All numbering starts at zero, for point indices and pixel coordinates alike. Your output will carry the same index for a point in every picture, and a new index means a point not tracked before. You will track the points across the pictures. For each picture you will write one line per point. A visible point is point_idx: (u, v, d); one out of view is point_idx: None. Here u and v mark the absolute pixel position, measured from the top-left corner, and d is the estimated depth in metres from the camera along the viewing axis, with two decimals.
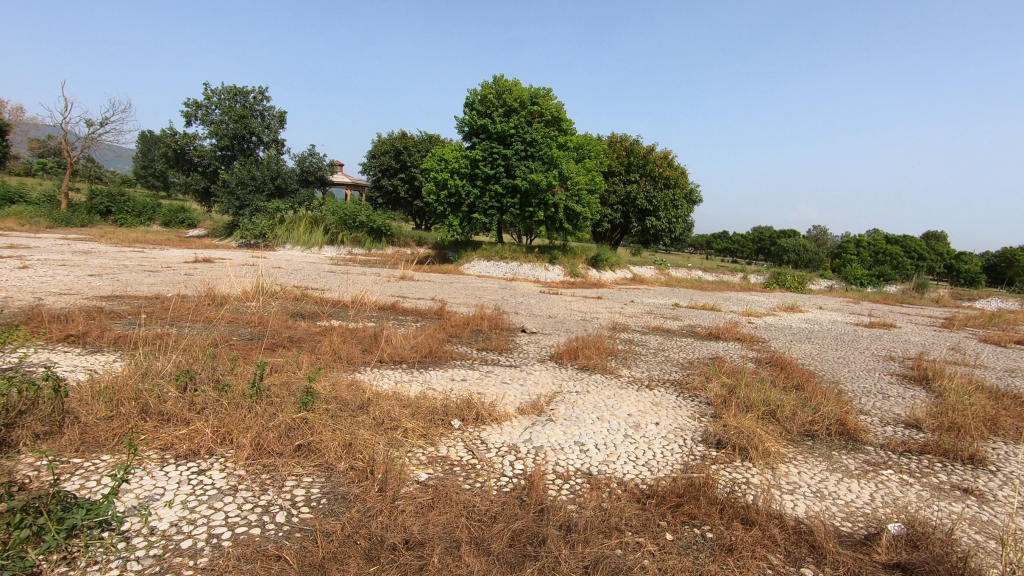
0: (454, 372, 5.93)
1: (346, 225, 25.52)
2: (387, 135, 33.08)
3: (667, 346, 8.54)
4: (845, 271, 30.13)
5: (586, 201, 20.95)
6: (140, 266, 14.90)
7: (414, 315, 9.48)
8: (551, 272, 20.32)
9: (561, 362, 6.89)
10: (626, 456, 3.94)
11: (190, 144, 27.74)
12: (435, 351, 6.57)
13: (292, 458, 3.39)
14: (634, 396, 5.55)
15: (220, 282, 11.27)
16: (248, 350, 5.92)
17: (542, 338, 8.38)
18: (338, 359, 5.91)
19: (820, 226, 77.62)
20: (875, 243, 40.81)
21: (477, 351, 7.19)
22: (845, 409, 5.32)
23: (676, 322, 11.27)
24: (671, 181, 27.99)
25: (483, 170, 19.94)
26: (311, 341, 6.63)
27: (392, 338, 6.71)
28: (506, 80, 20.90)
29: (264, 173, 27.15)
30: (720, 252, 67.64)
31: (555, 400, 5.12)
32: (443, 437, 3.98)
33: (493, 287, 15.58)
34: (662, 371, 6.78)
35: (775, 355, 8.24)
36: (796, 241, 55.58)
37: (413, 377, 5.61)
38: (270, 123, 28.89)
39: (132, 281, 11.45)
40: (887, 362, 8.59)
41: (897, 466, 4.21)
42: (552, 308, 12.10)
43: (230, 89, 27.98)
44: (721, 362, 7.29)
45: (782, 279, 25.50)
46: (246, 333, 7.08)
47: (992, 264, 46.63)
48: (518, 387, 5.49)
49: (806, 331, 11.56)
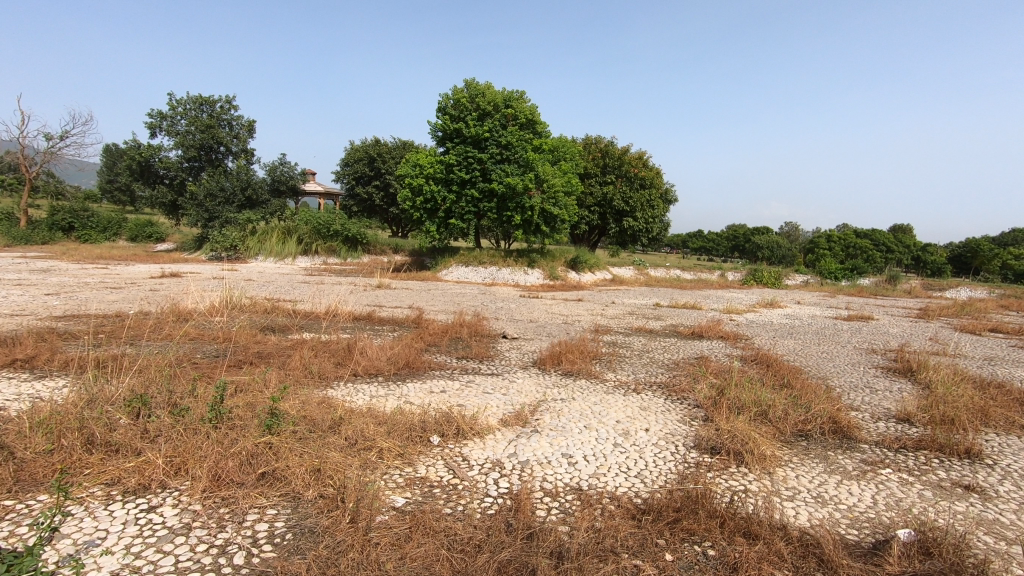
0: (433, 384, 5.65)
1: (320, 234, 24.97)
2: (360, 143, 32.61)
3: (652, 347, 8.38)
4: (819, 265, 30.60)
5: (563, 203, 20.84)
6: (102, 283, 14.23)
7: (391, 324, 9.17)
8: (531, 276, 20.16)
9: (545, 368, 6.65)
10: (617, 467, 3.72)
11: (156, 156, 26.91)
12: (413, 362, 6.29)
13: (253, 489, 3.08)
14: (621, 401, 5.34)
15: (186, 297, 10.76)
16: (212, 369, 5.54)
17: (524, 344, 8.14)
18: (309, 375, 5.59)
19: (792, 222, 79.16)
20: (846, 237, 41.59)
21: (457, 360, 6.91)
22: (836, 406, 5.19)
23: (658, 322, 11.16)
24: (647, 181, 28.08)
25: (458, 175, 19.69)
26: (281, 357, 6.28)
27: (367, 349, 6.40)
28: (478, 83, 20.72)
29: (233, 183, 26.41)
30: (696, 251, 68.42)
31: (539, 409, 4.89)
32: (422, 456, 3.71)
33: (472, 293, 15.30)
34: (649, 373, 6.61)
35: (761, 352, 8.13)
36: (769, 237, 56.48)
37: (389, 391, 5.31)
38: (239, 133, 28.20)
39: (92, 300, 10.87)
40: (870, 355, 8.58)
41: (894, 464, 4.07)
42: (533, 312, 11.87)
43: (195, 99, 27.21)
44: (707, 362, 7.15)
45: (759, 276, 25.71)
46: (211, 351, 6.68)
47: (957, 253, 48.01)
48: (501, 397, 5.24)
49: (787, 326, 11.55)
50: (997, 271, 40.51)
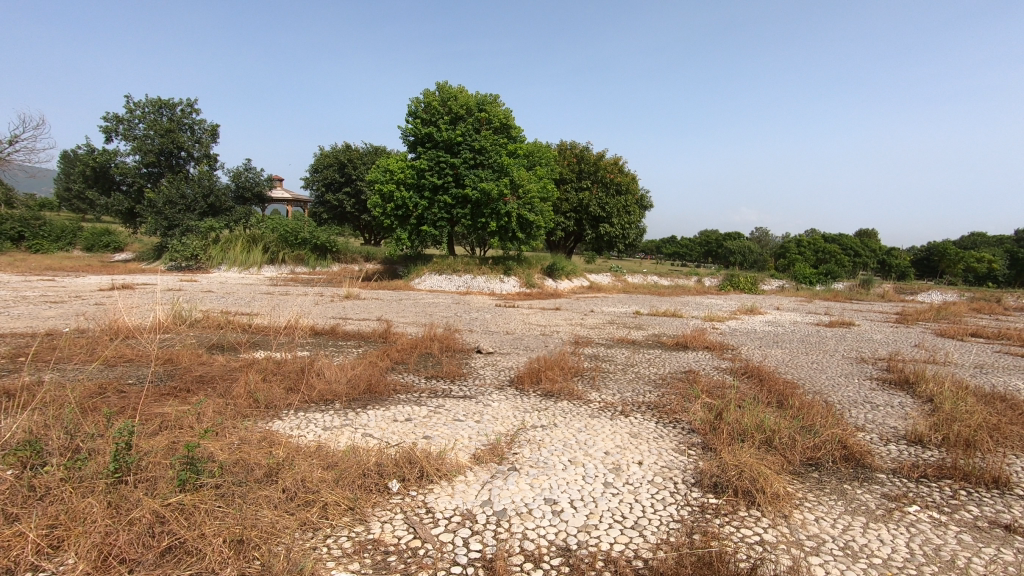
0: (397, 411, 5.00)
1: (288, 242, 24.05)
2: (330, 148, 31.70)
3: (636, 360, 7.88)
4: (793, 270, 30.75)
5: (538, 209, 20.37)
6: (43, 296, 13.14)
7: (356, 339, 8.47)
8: (507, 284, 19.62)
9: (523, 389, 6.04)
10: (611, 516, 3.13)
11: (111, 161, 25.55)
12: (376, 386, 5.60)
13: (154, 570, 2.40)
14: (607, 427, 4.77)
15: (131, 312, 9.84)
16: (137, 401, 4.78)
17: (500, 360, 7.51)
18: (253, 405, 4.87)
19: (761, 228, 80.54)
20: (815, 242, 42.09)
21: (426, 381, 6.26)
22: (844, 429, 4.71)
23: (640, 331, 10.70)
24: (623, 187, 27.84)
25: (430, 180, 19.02)
26: (224, 381, 5.55)
27: (324, 371, 5.72)
28: (450, 86, 20.14)
29: (195, 190, 25.08)
30: (670, 256, 68.84)
31: (517, 441, 4.28)
32: (377, 510, 3.07)
33: (446, 303, 14.67)
34: (636, 391, 6.07)
35: (750, 364, 7.67)
36: (741, 243, 57.16)
37: (345, 422, 4.64)
38: (201, 137, 27.01)
39: (25, 316, 9.87)
40: (860, 365, 8.22)
41: (921, 500, 3.57)
42: (509, 323, 11.27)
43: (154, 101, 25.97)
44: (696, 377, 6.66)
45: (736, 281, 25.69)
46: (145, 376, 5.90)
47: (921, 257, 49.19)
48: (474, 426, 4.61)
49: (771, 335, 11.18)
50: (960, 274, 41.43)
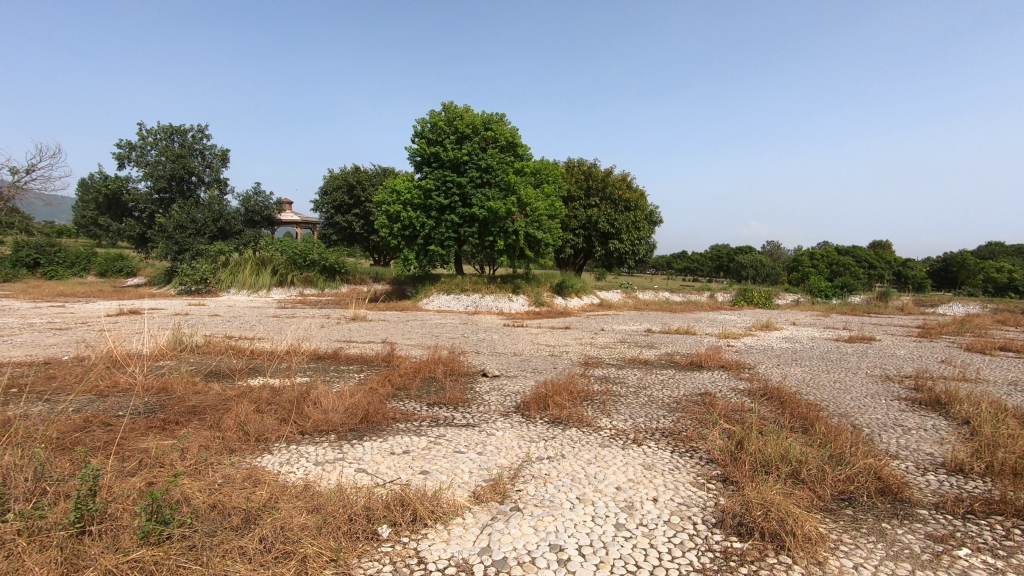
0: (395, 443, 4.71)
1: (296, 264, 24.07)
2: (339, 170, 31.92)
3: (648, 381, 7.53)
4: (808, 283, 30.15)
5: (546, 226, 20.17)
6: (50, 323, 13.11)
7: (359, 364, 8.21)
8: (515, 303, 19.36)
9: (529, 416, 5.71)
10: (623, 567, 2.81)
11: (123, 188, 25.86)
12: (374, 415, 5.31)
13: None
14: (618, 458, 4.44)
15: (133, 338, 9.69)
16: (122, 436, 4.54)
17: (506, 384, 7.18)
18: (243, 438, 4.61)
19: (772, 242, 79.91)
20: (829, 254, 41.45)
21: (427, 408, 5.96)
22: (876, 457, 4.33)
23: (653, 350, 10.35)
24: (632, 203, 27.63)
25: (437, 200, 18.94)
26: (216, 412, 5.30)
27: (321, 400, 5.46)
28: (456, 106, 20.16)
29: (205, 214, 25.16)
30: (681, 272, 68.31)
31: (521, 476, 3.97)
32: (364, 561, 2.79)
33: (453, 323, 14.43)
34: (649, 416, 5.74)
35: (769, 384, 7.28)
36: (753, 257, 56.60)
37: (339, 455, 4.35)
38: (212, 162, 27.27)
39: (28, 344, 9.79)
40: (886, 384, 7.80)
41: (970, 541, 3.20)
42: (517, 343, 10.96)
43: (166, 128, 26.35)
44: (713, 400, 6.30)
45: (749, 296, 25.20)
46: (136, 406, 5.69)
47: (937, 267, 48.30)
48: (476, 459, 4.31)
49: (789, 352, 10.77)
50: (980, 284, 40.43)
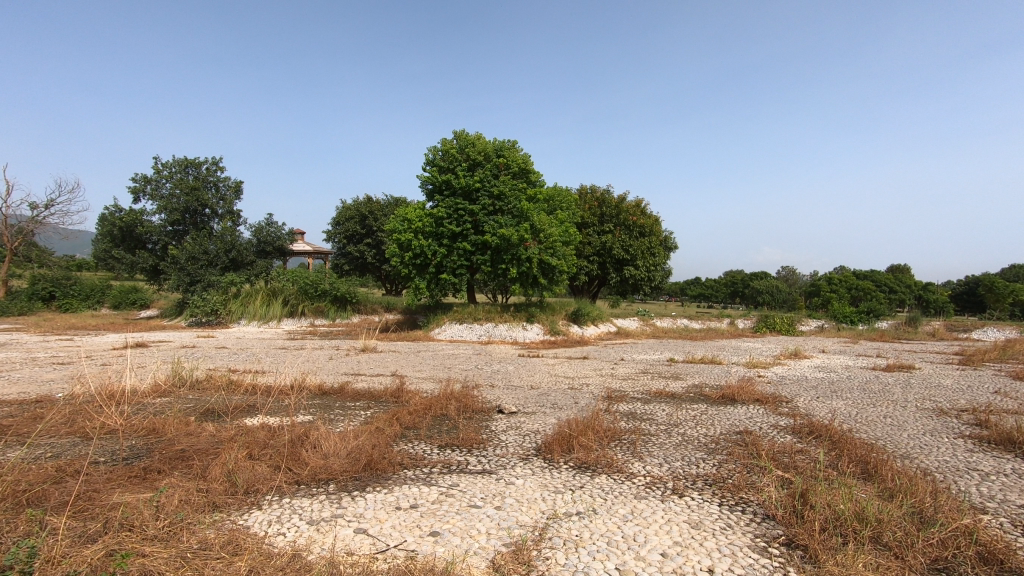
0: (401, 495, 4.15)
1: (307, 295, 23.84)
2: (352, 201, 32.01)
3: (679, 418, 6.90)
4: (832, 308, 29.19)
5: (560, 253, 19.72)
6: (53, 357, 12.75)
7: (365, 400, 7.67)
8: (529, 332, 18.79)
9: (552, 460, 5.11)
10: None
11: (138, 220, 25.95)
12: (378, 461, 4.73)
13: None
14: (660, 513, 3.82)
15: (132, 373, 9.22)
16: (94, 490, 4.02)
17: (524, 422, 6.57)
18: (231, 491, 4.09)
19: (787, 267, 78.83)
20: (848, 279, 40.55)
21: (438, 451, 5.37)
22: (966, 514, 3.67)
23: (679, 382, 9.73)
24: (647, 228, 27.20)
25: (448, 228, 18.63)
26: (204, 458, 4.78)
27: (322, 444, 4.92)
28: (468, 134, 20.03)
29: (217, 245, 24.99)
30: (694, 299, 67.47)
31: (548, 539, 3.38)
32: None
33: (466, 354, 13.88)
34: (685, 459, 5.13)
35: (815, 421, 6.59)
36: (770, 283, 55.75)
37: (337, 512, 3.81)
38: (225, 195, 27.37)
39: (24, 380, 9.38)
40: (942, 419, 7.07)
41: None
42: (534, 376, 10.36)
43: (181, 161, 26.60)
44: (756, 439, 5.66)
45: (771, 323, 24.39)
46: (119, 451, 5.18)
47: (960, 292, 47.18)
48: (495, 516, 3.73)
49: (825, 382, 10.06)
50: (1008, 309, 39.12)
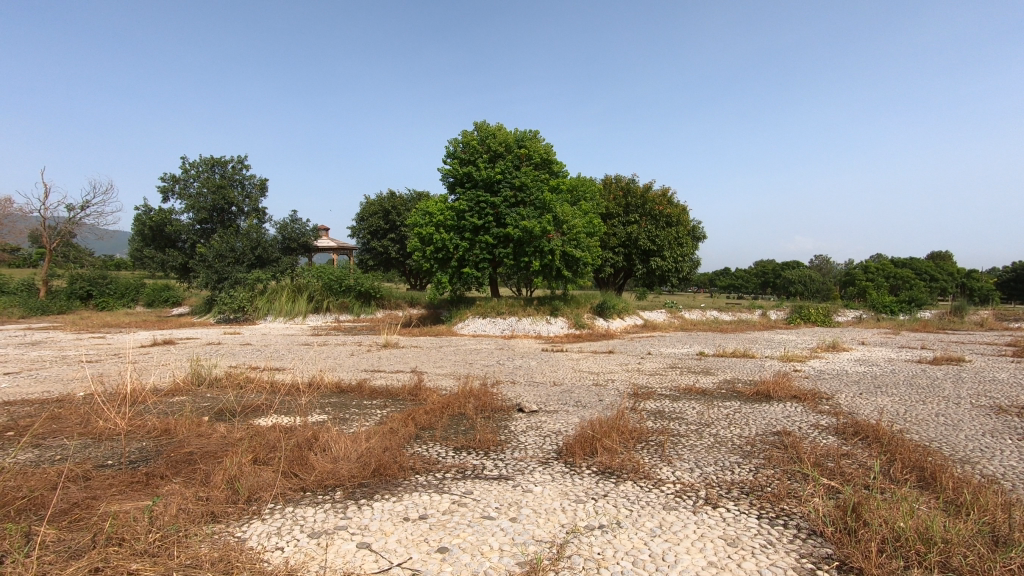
0: (411, 504, 3.86)
1: (332, 290, 23.95)
2: (375, 196, 32.09)
3: (710, 417, 6.49)
4: (870, 297, 28.01)
5: (585, 245, 19.27)
6: (83, 355, 12.93)
7: (382, 398, 7.46)
8: (553, 326, 18.45)
9: (573, 464, 4.78)
10: None
11: (167, 220, 26.40)
12: (388, 466, 4.45)
13: None
14: (691, 527, 3.46)
15: (153, 372, 9.17)
16: (92, 498, 3.84)
17: (544, 421, 6.25)
18: (233, 499, 3.87)
19: (821, 256, 76.53)
20: (886, 267, 39.06)
21: (453, 454, 5.09)
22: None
23: (711, 377, 9.28)
24: (673, 218, 26.53)
25: (470, 221, 18.36)
26: (209, 462, 4.58)
27: (331, 446, 4.69)
28: (489, 124, 19.72)
29: (243, 243, 25.28)
30: (723, 289, 66.01)
31: (566, 558, 3.05)
32: None
33: (489, 349, 13.62)
34: (718, 464, 4.73)
35: (860, 420, 6.11)
36: (802, 272, 54.13)
37: (342, 523, 3.55)
38: (251, 192, 27.69)
39: (49, 379, 9.42)
40: (1000, 418, 6.50)
41: None
42: (557, 371, 10.00)
43: (208, 160, 26.96)
44: (796, 442, 5.21)
45: (806, 314, 23.53)
46: (127, 454, 5.03)
47: (1006, 279, 44.99)
48: (509, 530, 3.42)
49: (868, 377, 9.48)
50: None
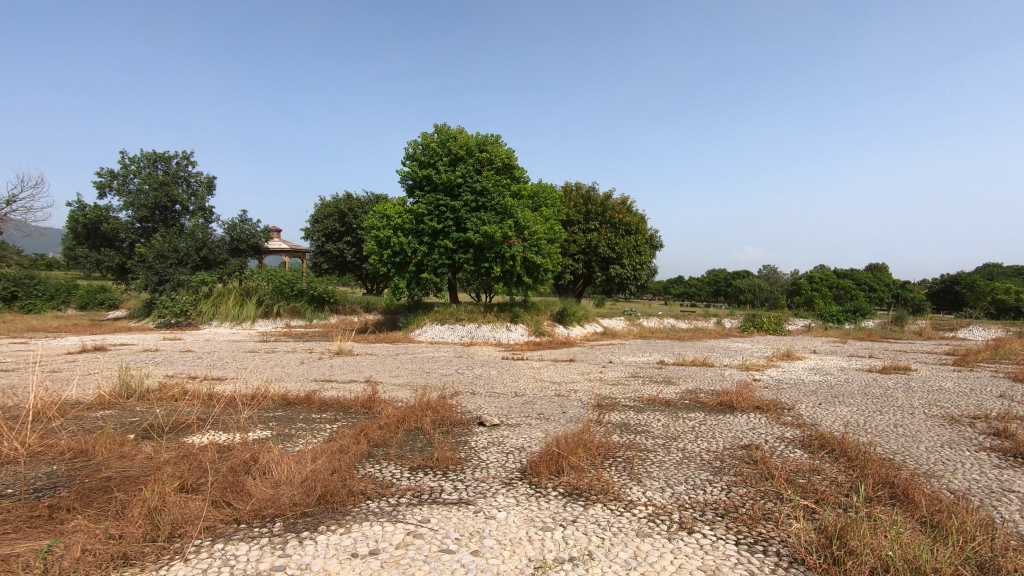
0: (361, 537, 3.45)
1: (283, 294, 22.90)
2: (331, 198, 31.12)
3: (676, 430, 6.30)
4: (818, 307, 29.01)
5: (546, 251, 19.11)
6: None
7: (331, 411, 6.95)
8: (513, 332, 18.15)
9: (538, 485, 4.45)
10: None
11: (103, 217, 24.70)
12: (335, 492, 4.01)
13: None
14: (667, 557, 3.21)
15: (76, 383, 8.32)
16: None
17: (506, 437, 5.92)
18: (153, 535, 3.37)
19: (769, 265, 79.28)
20: (830, 278, 40.72)
21: (408, 475, 4.69)
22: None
23: (673, 387, 9.17)
24: (632, 226, 26.77)
25: (429, 224, 17.89)
26: (126, 490, 4.02)
27: (272, 470, 4.21)
28: (450, 127, 19.32)
29: (187, 243, 23.90)
30: (678, 297, 67.42)
31: None
32: None
33: (447, 357, 13.19)
34: (689, 483, 4.50)
35: (824, 432, 6.05)
36: (753, 281, 55.88)
37: (281, 561, 3.12)
38: (197, 190, 26.32)
39: None
40: (955, 428, 6.59)
41: None
42: (518, 381, 9.70)
43: (149, 155, 25.42)
44: (766, 456, 5.06)
45: (758, 322, 24.10)
46: (30, 481, 4.39)
47: (937, 291, 47.70)
48: (472, 566, 3.07)
49: (824, 386, 9.58)
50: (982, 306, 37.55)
